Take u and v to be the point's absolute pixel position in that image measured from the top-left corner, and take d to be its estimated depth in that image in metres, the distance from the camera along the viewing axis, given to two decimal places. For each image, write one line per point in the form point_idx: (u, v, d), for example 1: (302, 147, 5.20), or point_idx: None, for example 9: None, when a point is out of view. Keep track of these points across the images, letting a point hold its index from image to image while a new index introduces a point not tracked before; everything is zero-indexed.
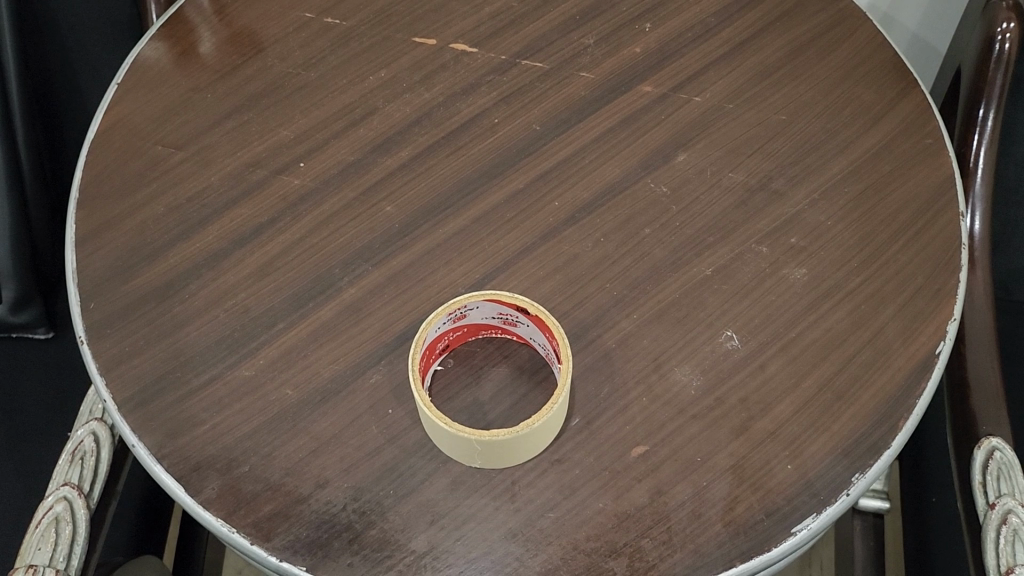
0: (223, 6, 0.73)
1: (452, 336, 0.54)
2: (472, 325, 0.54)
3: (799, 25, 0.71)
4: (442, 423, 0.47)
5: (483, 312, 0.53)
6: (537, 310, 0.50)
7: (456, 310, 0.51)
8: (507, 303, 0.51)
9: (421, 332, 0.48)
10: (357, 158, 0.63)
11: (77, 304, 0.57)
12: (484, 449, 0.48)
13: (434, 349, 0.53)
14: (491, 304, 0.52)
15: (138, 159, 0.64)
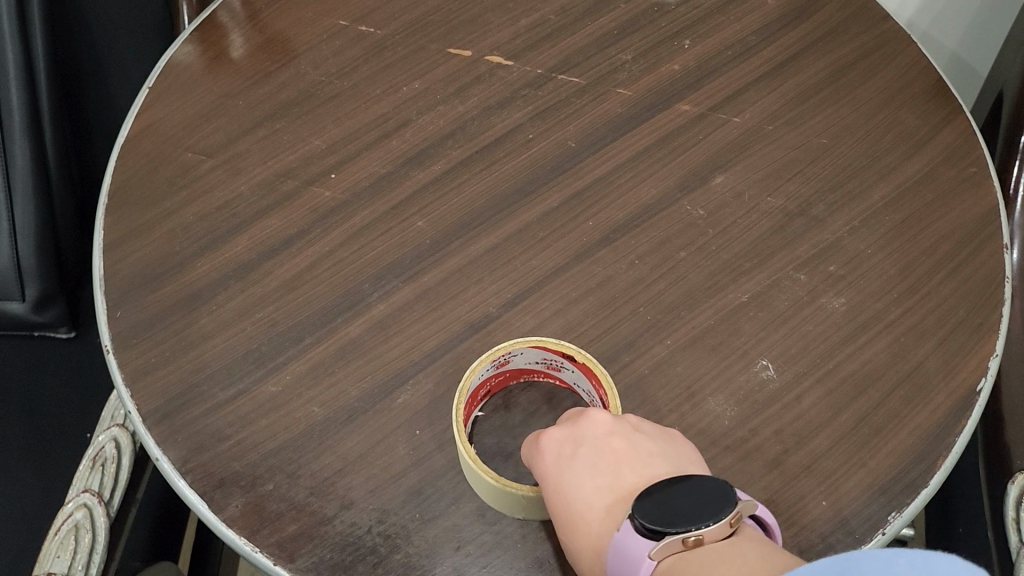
0: (256, 11, 0.72)
1: (496, 381, 0.53)
2: (514, 370, 0.53)
3: (842, 45, 0.70)
4: (495, 486, 0.45)
5: (524, 355, 0.51)
6: (585, 357, 0.49)
7: (501, 357, 0.50)
8: (554, 350, 0.50)
9: (465, 378, 0.47)
10: (390, 171, 0.63)
11: (103, 311, 0.56)
12: (530, 500, 0.46)
13: (478, 395, 0.51)
14: (533, 346, 0.50)
15: (169, 164, 0.63)
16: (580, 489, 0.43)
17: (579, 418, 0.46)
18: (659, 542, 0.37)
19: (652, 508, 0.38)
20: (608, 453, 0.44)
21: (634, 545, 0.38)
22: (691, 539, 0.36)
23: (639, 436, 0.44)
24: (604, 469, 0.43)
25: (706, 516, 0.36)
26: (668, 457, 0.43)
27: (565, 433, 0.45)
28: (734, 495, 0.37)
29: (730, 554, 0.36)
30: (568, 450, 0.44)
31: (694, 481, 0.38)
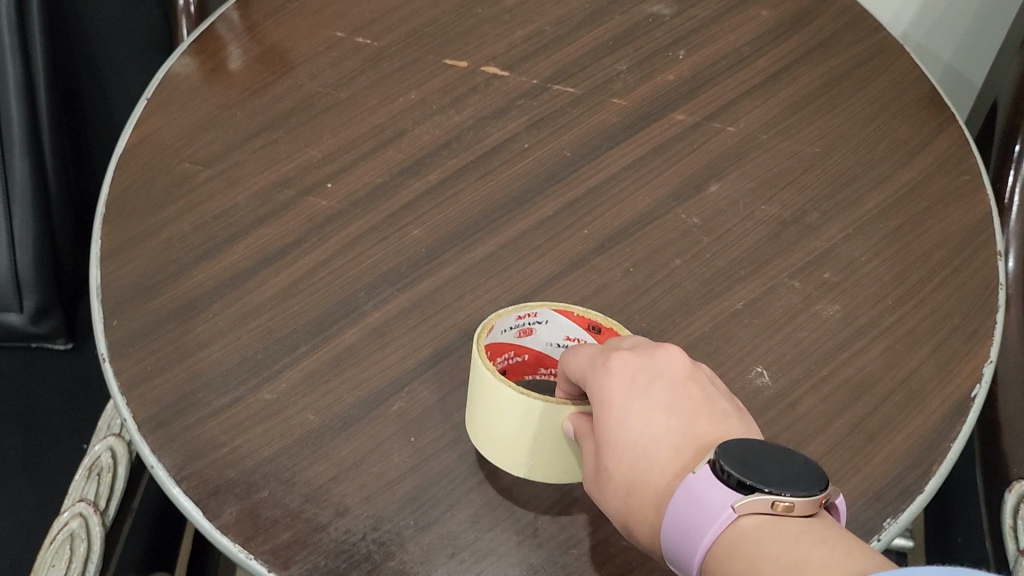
0: (254, 24, 0.74)
1: (513, 362, 0.51)
2: (537, 355, 0.51)
3: (831, 58, 0.72)
4: (541, 411, 0.45)
5: (550, 334, 0.49)
6: (610, 324, 0.48)
7: (527, 316, 0.47)
8: (578, 317, 0.48)
9: (499, 314, 0.47)
10: (386, 180, 0.63)
11: (100, 319, 0.55)
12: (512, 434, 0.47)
13: (495, 360, 0.49)
14: (562, 319, 0.48)
15: (167, 175, 0.63)
16: (649, 424, 0.41)
17: (650, 350, 0.43)
18: (747, 500, 0.36)
19: (741, 464, 0.37)
20: (683, 397, 0.42)
21: (711, 494, 0.37)
22: (779, 505, 0.36)
23: (712, 390, 0.43)
24: (677, 413, 0.41)
25: (803, 487, 0.36)
26: (737, 417, 0.42)
27: (637, 361, 0.42)
28: (826, 477, 0.37)
29: (815, 529, 0.35)
30: (642, 382, 0.42)
31: (784, 451, 0.38)
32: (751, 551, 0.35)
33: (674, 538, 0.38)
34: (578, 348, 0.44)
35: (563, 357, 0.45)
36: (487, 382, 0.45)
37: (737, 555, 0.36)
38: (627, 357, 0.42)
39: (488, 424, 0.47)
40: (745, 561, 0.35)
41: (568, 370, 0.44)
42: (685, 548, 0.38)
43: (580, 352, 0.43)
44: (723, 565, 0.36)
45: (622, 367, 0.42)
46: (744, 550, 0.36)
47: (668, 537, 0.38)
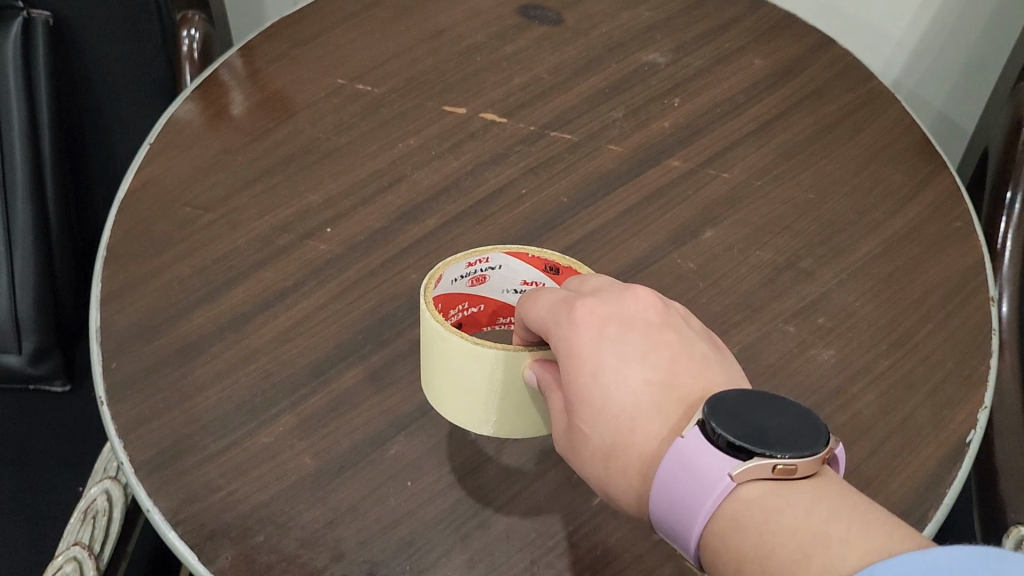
0: (256, 70, 0.75)
1: (469, 313, 0.52)
2: (492, 302, 0.52)
3: (824, 106, 0.73)
4: (498, 359, 0.45)
5: (506, 279, 0.50)
6: (566, 262, 0.49)
7: (478, 263, 0.48)
8: (532, 260, 0.49)
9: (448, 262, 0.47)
10: (384, 225, 0.64)
11: (99, 363, 0.55)
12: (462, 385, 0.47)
13: (449, 310, 0.50)
14: (517, 262, 0.49)
15: (168, 219, 0.64)
16: (626, 375, 0.42)
17: (613, 301, 0.44)
18: (747, 462, 0.37)
19: (736, 424, 0.38)
20: (654, 345, 0.43)
21: (709, 460, 0.38)
22: (781, 468, 0.37)
23: (680, 334, 0.44)
24: (651, 361, 0.42)
25: (802, 445, 0.37)
26: (706, 358, 0.44)
27: (600, 312, 0.43)
28: (827, 431, 0.38)
29: (823, 495, 0.37)
30: (614, 331, 0.43)
31: (776, 404, 0.40)
32: (761, 520, 0.36)
33: (667, 505, 0.39)
34: (538, 298, 0.44)
35: (521, 305, 0.45)
36: (438, 334, 0.46)
37: (746, 525, 0.37)
38: (588, 310, 0.43)
39: (449, 381, 0.48)
40: (756, 532, 0.36)
41: (529, 322, 0.44)
42: (681, 515, 0.38)
43: (540, 303, 0.44)
44: (729, 533, 0.37)
45: (585, 320, 0.42)
46: (753, 521, 0.37)
47: (657, 504, 0.39)
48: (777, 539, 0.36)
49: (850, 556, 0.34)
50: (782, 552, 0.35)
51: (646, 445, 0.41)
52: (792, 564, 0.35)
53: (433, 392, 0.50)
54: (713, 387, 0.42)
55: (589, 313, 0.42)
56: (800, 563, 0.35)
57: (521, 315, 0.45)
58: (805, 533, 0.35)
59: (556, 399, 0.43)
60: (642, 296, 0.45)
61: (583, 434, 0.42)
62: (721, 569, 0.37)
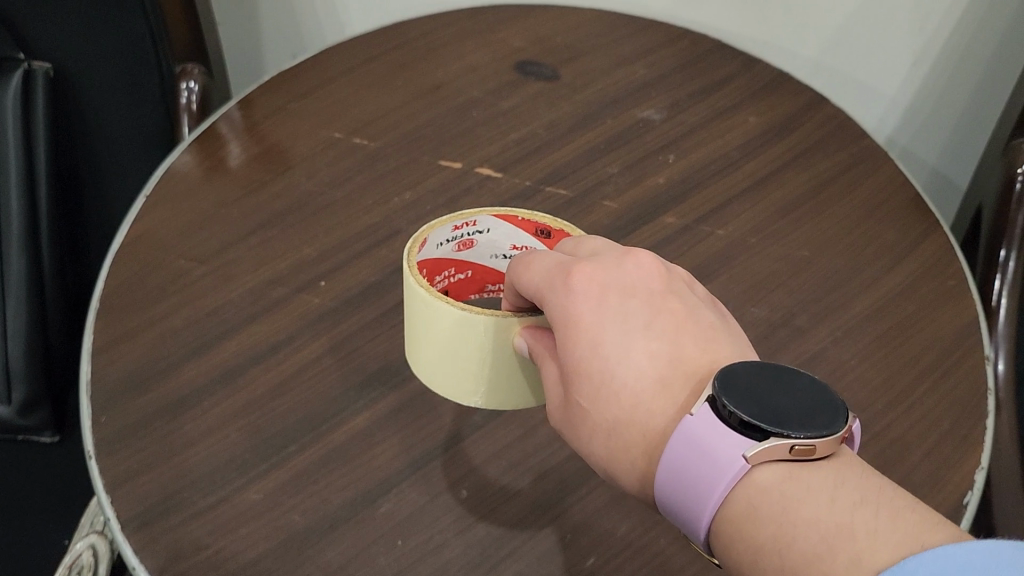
0: (254, 123, 0.76)
1: (458, 279, 0.53)
2: (480, 267, 0.53)
3: (818, 163, 0.74)
4: (483, 326, 0.46)
5: (495, 243, 0.51)
6: (557, 224, 0.50)
7: (466, 226, 0.49)
8: (522, 224, 0.50)
9: (428, 227, 0.48)
10: (379, 279, 0.64)
11: (88, 417, 0.55)
12: (448, 353, 0.48)
13: (438, 273, 0.51)
14: (506, 226, 0.50)
15: (162, 271, 0.63)
16: (630, 349, 0.41)
17: (612, 269, 0.43)
18: (761, 444, 0.37)
19: (748, 403, 0.38)
20: (658, 315, 0.43)
21: (722, 442, 0.38)
22: (798, 449, 0.37)
23: (683, 303, 0.44)
24: (655, 333, 0.42)
25: (818, 428, 0.38)
26: (712, 326, 0.44)
27: (598, 280, 0.43)
28: (843, 410, 0.39)
29: (843, 481, 0.37)
30: (614, 301, 0.42)
31: (786, 380, 0.40)
32: (780, 511, 0.37)
33: (678, 490, 0.39)
34: (532, 264, 0.44)
35: (513, 271, 0.45)
36: (422, 301, 0.47)
37: (764, 514, 0.37)
38: (585, 278, 0.42)
39: (436, 348, 0.49)
40: (775, 522, 0.36)
41: (524, 290, 0.44)
42: (692, 500, 0.38)
43: (534, 270, 0.43)
44: (746, 521, 0.37)
45: (583, 290, 0.42)
46: (772, 512, 0.37)
47: (667, 488, 0.39)
48: (798, 529, 0.36)
49: (877, 554, 0.34)
50: (804, 545, 0.35)
51: (649, 421, 0.40)
52: (815, 558, 0.35)
53: (421, 360, 0.51)
54: (716, 359, 0.42)
55: (587, 282, 0.42)
56: (824, 558, 0.34)
57: (514, 281, 0.45)
58: (828, 525, 0.35)
59: (549, 369, 0.44)
60: (639, 263, 0.44)
61: (582, 409, 0.42)
62: (737, 559, 0.37)
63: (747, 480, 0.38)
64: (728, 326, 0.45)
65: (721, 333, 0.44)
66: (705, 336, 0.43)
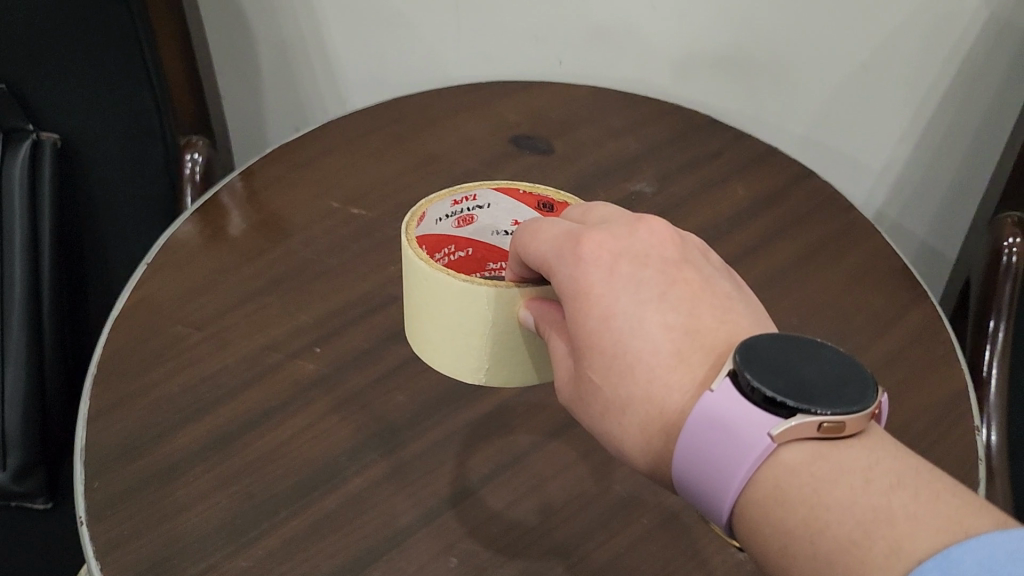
0: (255, 192, 0.77)
1: (461, 256, 0.56)
2: (480, 246, 0.56)
3: (806, 234, 0.75)
4: (490, 297, 0.48)
5: (495, 220, 0.55)
6: (556, 195, 0.54)
7: (468, 198, 0.54)
8: (523, 197, 0.54)
9: (422, 204, 0.52)
10: (373, 345, 0.65)
11: (80, 481, 0.55)
12: (451, 329, 0.51)
13: (441, 246, 0.55)
14: (506, 200, 0.54)
15: (159, 337, 0.64)
16: (644, 322, 0.43)
17: (623, 241, 0.45)
18: (787, 422, 0.39)
19: (769, 378, 0.40)
20: (670, 289, 0.44)
21: (748, 420, 0.40)
22: (826, 426, 0.39)
23: (695, 276, 0.46)
24: (668, 306, 0.44)
25: (841, 405, 0.39)
26: (722, 299, 0.46)
27: (607, 249, 0.44)
28: (868, 387, 0.41)
29: (878, 462, 0.39)
30: (626, 272, 0.44)
31: (806, 353, 0.42)
32: (811, 494, 0.38)
33: (703, 470, 0.41)
34: (539, 232, 0.46)
35: (521, 241, 0.47)
36: (426, 275, 0.49)
37: (793, 498, 0.39)
38: (595, 248, 0.44)
39: (438, 322, 0.51)
40: (807, 506, 0.38)
41: (529, 258, 0.46)
42: (717, 481, 0.40)
43: (543, 237, 0.46)
44: (775, 503, 0.39)
45: (593, 259, 0.44)
46: (804, 495, 0.38)
47: (693, 468, 0.41)
48: (832, 515, 0.37)
49: (916, 541, 0.35)
50: (838, 531, 0.37)
51: (662, 396, 0.42)
52: (850, 544, 0.36)
53: (421, 337, 0.53)
54: (732, 332, 0.44)
55: (596, 251, 0.44)
56: (860, 544, 0.36)
57: (519, 252, 0.47)
58: (864, 512, 0.37)
59: (557, 347, 0.46)
60: (649, 234, 0.46)
61: (596, 384, 0.44)
62: (766, 542, 0.39)
63: (774, 462, 0.40)
64: (741, 297, 0.47)
65: (733, 305, 0.46)
66: (718, 308, 0.45)
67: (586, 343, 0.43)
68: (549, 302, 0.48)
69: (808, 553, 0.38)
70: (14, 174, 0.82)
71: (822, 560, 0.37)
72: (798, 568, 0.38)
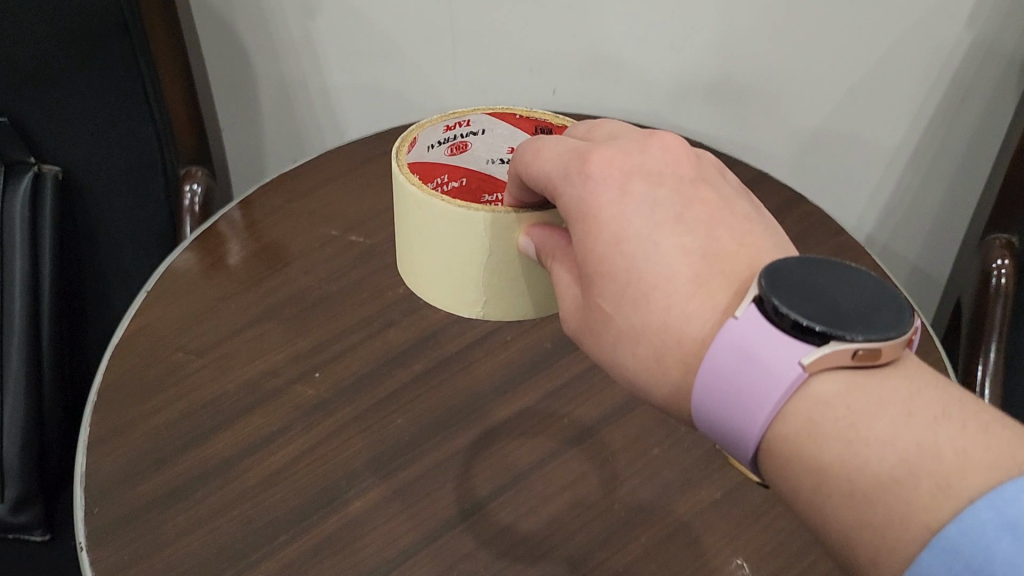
0: (254, 221, 0.78)
1: (459, 183, 0.65)
2: (474, 175, 0.64)
3: None
4: (483, 221, 0.52)
5: (488, 145, 0.62)
6: (548, 118, 0.60)
7: (463, 122, 0.60)
8: (515, 120, 0.61)
9: (414, 129, 0.57)
10: (372, 370, 0.66)
11: (81, 509, 0.55)
12: (445, 253, 0.55)
13: (438, 169, 0.62)
14: (498, 125, 0.61)
15: (159, 364, 0.65)
16: (658, 245, 0.44)
17: (634, 165, 0.46)
18: (821, 350, 0.39)
19: (800, 304, 0.40)
20: (685, 214, 0.45)
21: (778, 349, 0.39)
22: (861, 354, 0.39)
23: (710, 201, 0.47)
24: (683, 229, 0.44)
25: (878, 333, 0.39)
26: (741, 225, 0.46)
27: (616, 168, 0.46)
28: (903, 314, 0.40)
29: (919, 394, 0.39)
30: (637, 194, 0.45)
31: (836, 278, 0.42)
32: (848, 430, 0.38)
33: (729, 400, 0.40)
34: (544, 153, 0.48)
35: (526, 162, 0.49)
36: (421, 201, 0.53)
37: (828, 432, 0.38)
38: (603, 167, 0.46)
39: (438, 253, 0.56)
40: (844, 440, 0.38)
41: (533, 178, 0.49)
42: (744, 411, 0.40)
43: (547, 155, 0.48)
44: (806, 437, 0.39)
45: (602, 178, 0.45)
46: (842, 427, 0.38)
47: (718, 399, 0.41)
48: (872, 450, 0.37)
49: (963, 479, 0.36)
50: (880, 467, 0.37)
51: (681, 324, 0.43)
52: (895, 482, 0.36)
53: (422, 270, 0.58)
54: (752, 255, 0.45)
55: (605, 169, 0.46)
56: (904, 483, 0.36)
57: (521, 172, 0.49)
58: (907, 446, 0.37)
59: (562, 274, 0.49)
60: (661, 151, 0.48)
61: (608, 313, 0.45)
62: (798, 480, 0.39)
63: (806, 391, 0.39)
64: (760, 220, 0.48)
65: (755, 228, 0.46)
66: (737, 231, 0.45)
67: (599, 269, 0.44)
68: (545, 226, 0.51)
69: (845, 490, 0.38)
70: (14, 205, 0.83)
71: (861, 499, 0.37)
72: (835, 507, 0.38)
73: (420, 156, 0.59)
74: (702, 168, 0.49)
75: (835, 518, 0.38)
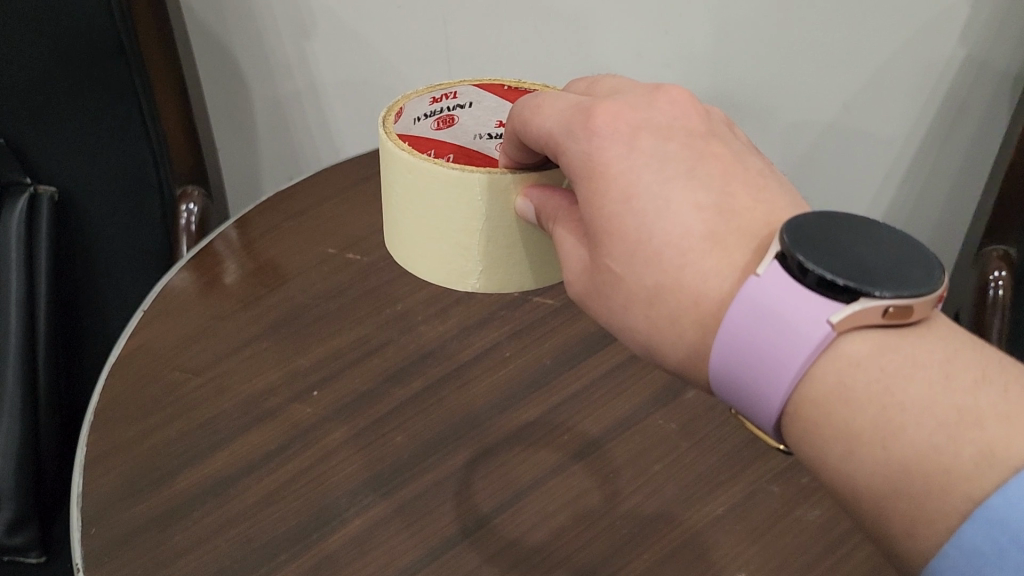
0: (251, 240, 0.78)
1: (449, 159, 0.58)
2: (463, 151, 0.59)
3: None
4: (481, 184, 0.50)
5: (478, 121, 0.60)
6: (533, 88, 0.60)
7: (449, 95, 0.59)
8: (502, 93, 0.60)
9: (395, 104, 0.57)
10: (371, 387, 0.65)
11: (78, 528, 0.54)
12: (439, 223, 0.52)
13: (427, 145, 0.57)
14: (486, 97, 0.60)
15: (156, 383, 0.64)
16: (670, 203, 0.43)
17: (642, 120, 0.46)
18: (851, 307, 0.38)
19: (826, 260, 0.39)
20: (695, 168, 0.44)
21: (806, 308, 0.39)
22: (892, 312, 0.38)
23: (722, 153, 0.46)
24: (694, 185, 0.44)
25: (910, 289, 0.38)
26: (753, 177, 0.46)
27: (623, 122, 0.45)
28: (933, 269, 0.40)
29: (954, 358, 0.38)
30: (646, 149, 0.45)
31: (861, 236, 0.42)
32: (883, 395, 0.38)
33: (752, 361, 0.40)
34: (544, 109, 0.47)
35: (523, 117, 0.48)
36: (414, 168, 0.51)
37: (860, 396, 0.38)
38: (609, 122, 0.45)
39: (428, 224, 0.53)
40: (879, 405, 0.37)
41: (532, 137, 0.48)
42: (770, 373, 0.39)
43: (548, 113, 0.47)
44: (836, 401, 0.38)
45: (609, 133, 0.45)
46: (877, 392, 0.38)
47: (743, 361, 0.40)
48: (908, 416, 0.37)
49: (1004, 444, 0.35)
50: (918, 434, 0.36)
51: (697, 283, 0.42)
52: (933, 449, 0.36)
53: (408, 244, 0.56)
54: (771, 210, 0.44)
55: (612, 124, 0.45)
56: (942, 450, 0.36)
57: (519, 131, 0.48)
58: (945, 412, 0.36)
59: (568, 240, 0.48)
60: (670, 104, 0.48)
61: (619, 274, 0.45)
62: (826, 449, 0.39)
63: (835, 353, 0.39)
64: (772, 173, 0.47)
65: (768, 183, 0.46)
66: (751, 186, 0.45)
67: (610, 229, 0.44)
68: (549, 192, 0.50)
69: (880, 458, 0.37)
70: (11, 225, 0.83)
71: (897, 467, 0.37)
72: (868, 476, 0.37)
73: (406, 128, 0.57)
74: (711, 122, 0.48)
75: (869, 489, 0.38)
